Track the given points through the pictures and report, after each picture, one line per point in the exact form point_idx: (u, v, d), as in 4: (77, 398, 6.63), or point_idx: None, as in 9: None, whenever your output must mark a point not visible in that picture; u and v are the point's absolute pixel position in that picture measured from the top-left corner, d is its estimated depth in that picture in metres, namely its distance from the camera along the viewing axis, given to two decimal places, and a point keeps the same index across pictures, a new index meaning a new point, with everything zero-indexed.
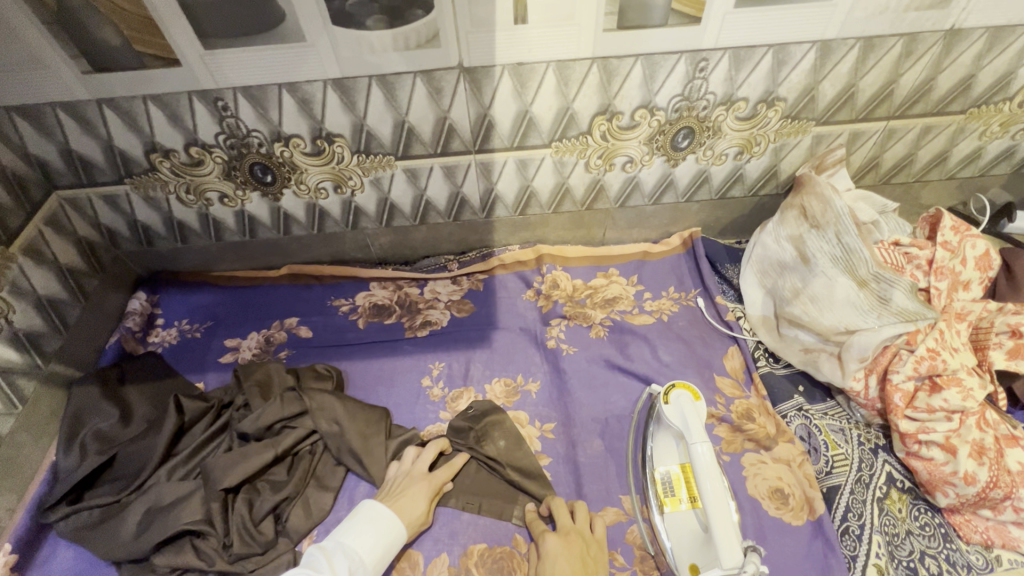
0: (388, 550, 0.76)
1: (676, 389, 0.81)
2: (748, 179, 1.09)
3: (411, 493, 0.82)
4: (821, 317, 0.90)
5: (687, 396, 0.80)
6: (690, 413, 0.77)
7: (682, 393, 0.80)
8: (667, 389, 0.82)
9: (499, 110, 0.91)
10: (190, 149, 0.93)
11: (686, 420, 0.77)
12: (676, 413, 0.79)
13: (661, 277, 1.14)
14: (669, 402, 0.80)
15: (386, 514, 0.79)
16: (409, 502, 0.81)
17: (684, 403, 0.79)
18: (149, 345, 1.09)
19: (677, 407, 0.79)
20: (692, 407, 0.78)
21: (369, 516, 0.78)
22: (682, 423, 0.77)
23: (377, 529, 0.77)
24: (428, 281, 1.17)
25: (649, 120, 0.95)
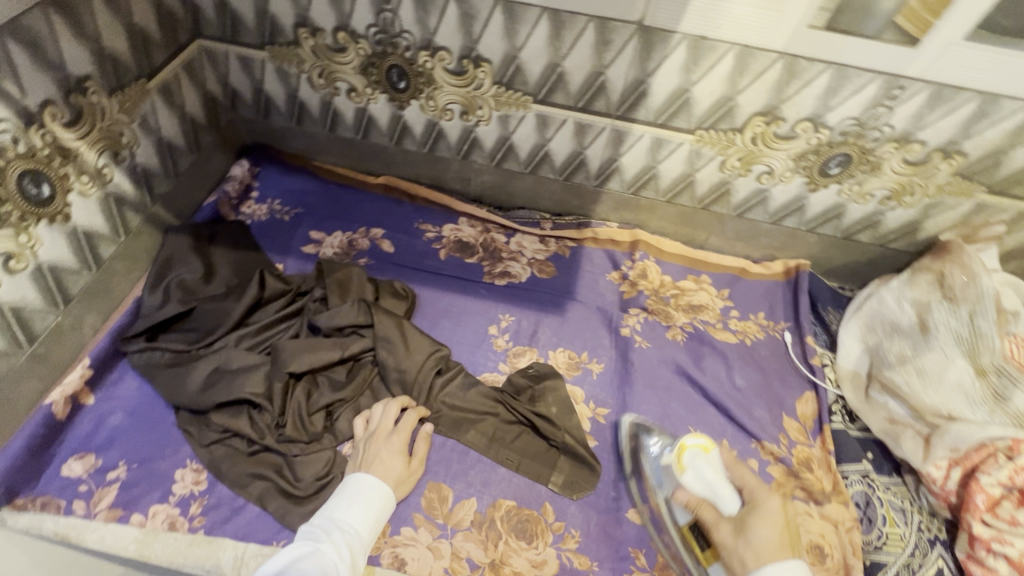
0: (380, 518, 0.75)
1: (685, 450, 0.78)
2: (882, 227, 1.01)
3: (388, 451, 0.81)
4: (923, 393, 0.84)
5: (698, 451, 0.77)
6: (708, 473, 0.75)
7: (694, 450, 0.77)
8: (679, 454, 0.78)
9: (658, 81, 0.85)
10: (338, 34, 0.91)
11: (709, 481, 0.74)
12: (698, 478, 0.75)
13: (753, 299, 1.08)
14: (686, 465, 0.77)
15: (372, 481, 0.77)
16: (388, 461, 0.80)
17: (698, 462, 0.76)
18: (240, 214, 1.10)
19: (694, 470, 0.76)
20: (709, 463, 0.75)
21: (358, 488, 0.76)
22: (707, 487, 0.74)
23: (369, 501, 0.75)
24: (516, 232, 1.14)
25: (809, 135, 0.88)
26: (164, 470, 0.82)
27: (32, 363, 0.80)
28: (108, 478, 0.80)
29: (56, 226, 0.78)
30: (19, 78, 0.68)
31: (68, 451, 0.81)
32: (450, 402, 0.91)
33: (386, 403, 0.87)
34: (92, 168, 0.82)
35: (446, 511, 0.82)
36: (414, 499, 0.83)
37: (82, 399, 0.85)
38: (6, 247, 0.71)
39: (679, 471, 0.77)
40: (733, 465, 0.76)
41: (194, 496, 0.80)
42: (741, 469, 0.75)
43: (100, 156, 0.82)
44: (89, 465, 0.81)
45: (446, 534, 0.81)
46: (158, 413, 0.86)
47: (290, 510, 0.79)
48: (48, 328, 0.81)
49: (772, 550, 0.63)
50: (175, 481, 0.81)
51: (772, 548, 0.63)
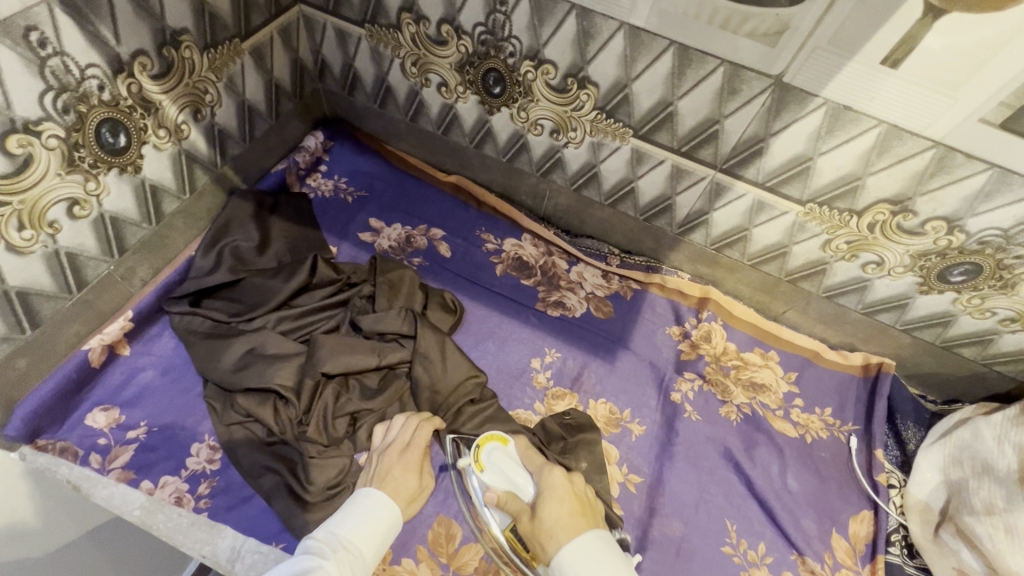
0: (386, 540, 0.68)
1: (483, 449, 0.72)
2: (993, 348, 0.89)
3: (402, 468, 0.75)
4: (1009, 555, 0.72)
5: (496, 446, 0.72)
6: (505, 464, 0.70)
7: (490, 446, 0.72)
8: (476, 456, 0.71)
9: (780, 143, 0.76)
10: (442, 26, 0.85)
11: (508, 472, 0.69)
12: (497, 474, 0.69)
13: (822, 391, 0.98)
14: (484, 465, 0.70)
15: (382, 498, 0.70)
16: (401, 479, 0.74)
17: (497, 458, 0.71)
18: (305, 187, 1.07)
19: (494, 467, 0.70)
20: (506, 456, 0.71)
21: (367, 504, 0.68)
22: (506, 479, 0.69)
23: (376, 519, 0.67)
24: (579, 261, 1.07)
25: (939, 236, 0.77)
26: (182, 441, 0.80)
27: (78, 308, 0.79)
28: (127, 437, 0.79)
29: (125, 177, 0.76)
30: (116, 25, 0.66)
31: (96, 400, 0.81)
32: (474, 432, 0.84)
33: (409, 417, 0.82)
34: (171, 123, 0.79)
35: (452, 551, 0.78)
36: (421, 531, 0.79)
37: (118, 349, 0.84)
38: (71, 192, 0.69)
39: (480, 474, 0.70)
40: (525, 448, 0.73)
41: (206, 475, 0.79)
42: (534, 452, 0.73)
43: (180, 112, 0.80)
44: (112, 419, 0.80)
45: None
46: (186, 379, 0.85)
47: (296, 514, 0.76)
48: (100, 276, 0.80)
49: (567, 523, 0.60)
50: (189, 454, 0.80)
51: (567, 520, 0.61)
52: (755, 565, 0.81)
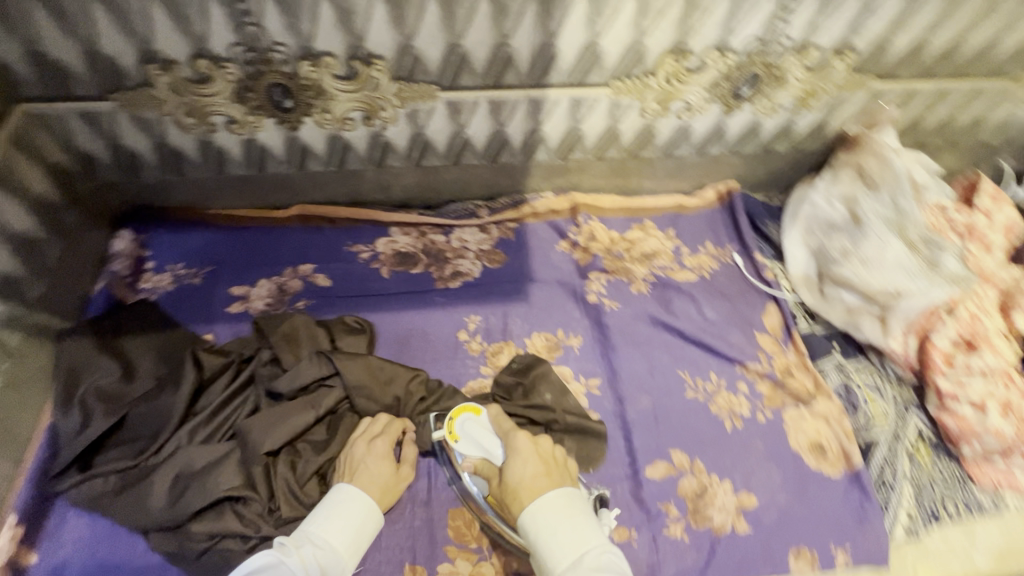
0: (359, 536, 0.70)
1: (455, 420, 0.80)
2: (796, 134, 1.05)
3: (372, 457, 0.77)
4: (870, 278, 0.91)
5: (469, 418, 0.79)
6: (478, 435, 0.78)
7: (463, 418, 0.79)
8: (450, 428, 0.79)
9: (565, 40, 0.81)
10: (196, 62, 0.77)
11: (481, 442, 0.77)
12: (472, 444, 0.77)
13: (698, 231, 1.11)
14: (458, 436, 0.78)
15: (352, 492, 0.72)
16: (373, 468, 0.76)
17: (470, 428, 0.78)
18: (140, 292, 0.95)
19: (466, 437, 0.78)
20: (477, 427, 0.78)
21: (338, 500, 0.71)
22: (479, 449, 0.77)
23: (347, 515, 0.70)
24: (454, 228, 1.08)
25: (718, 63, 0.88)
26: None
27: None
28: None
29: None
30: None
31: None
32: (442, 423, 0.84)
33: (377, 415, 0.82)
34: None
35: (477, 532, 0.79)
36: (440, 534, 0.79)
37: (22, 560, 0.72)
38: None
39: (456, 445, 0.78)
40: (496, 416, 0.79)
41: None
42: (502, 416, 0.79)
43: None
44: None
45: (485, 555, 0.77)
46: (123, 543, 0.74)
47: None
48: None
49: (531, 483, 0.70)
50: None
51: (531, 482, 0.69)
52: (715, 392, 0.93)
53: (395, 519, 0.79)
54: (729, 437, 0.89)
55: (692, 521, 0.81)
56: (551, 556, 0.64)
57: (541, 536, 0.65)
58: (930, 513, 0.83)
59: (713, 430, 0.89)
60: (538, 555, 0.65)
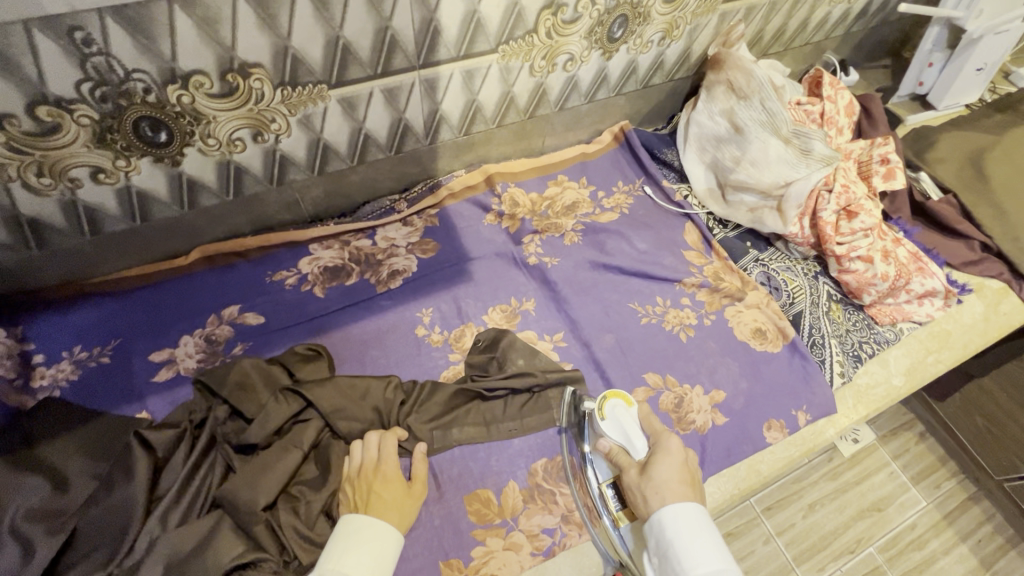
0: (381, 564, 0.66)
1: (608, 400, 0.77)
2: (667, 65, 1.14)
3: (380, 484, 0.73)
4: (762, 176, 1.02)
5: (621, 404, 0.76)
6: (627, 423, 0.74)
7: (615, 401, 0.77)
8: (599, 405, 0.77)
9: (446, 13, 0.80)
10: (38, 111, 0.66)
11: (628, 431, 0.73)
12: (616, 428, 0.75)
13: (607, 173, 1.17)
14: (605, 416, 0.76)
15: (364, 521, 0.68)
16: (384, 494, 0.72)
17: (620, 412, 0.75)
18: (40, 391, 0.82)
19: (614, 420, 0.75)
20: (628, 415, 0.75)
21: (350, 530, 0.67)
22: (624, 436, 0.74)
23: (363, 542, 0.66)
24: (377, 228, 1.05)
25: (590, 11, 0.92)
26: None
27: None
28: None
29: None
30: None
31: None
32: (433, 415, 0.85)
33: (368, 435, 0.79)
34: None
35: (498, 507, 0.81)
36: (465, 521, 0.79)
37: None
38: None
39: (600, 422, 0.76)
40: (649, 413, 0.76)
41: None
42: (651, 417, 0.76)
43: None
44: None
45: (512, 525, 0.80)
46: None
47: None
48: None
49: (674, 488, 0.65)
50: None
51: (676, 486, 0.65)
52: (664, 312, 1.01)
53: (414, 525, 0.78)
54: (687, 347, 0.97)
55: (681, 429, 0.89)
56: (691, 559, 0.58)
57: (681, 537, 0.60)
58: (854, 357, 0.99)
59: (672, 346, 0.97)
60: (675, 558, 0.59)
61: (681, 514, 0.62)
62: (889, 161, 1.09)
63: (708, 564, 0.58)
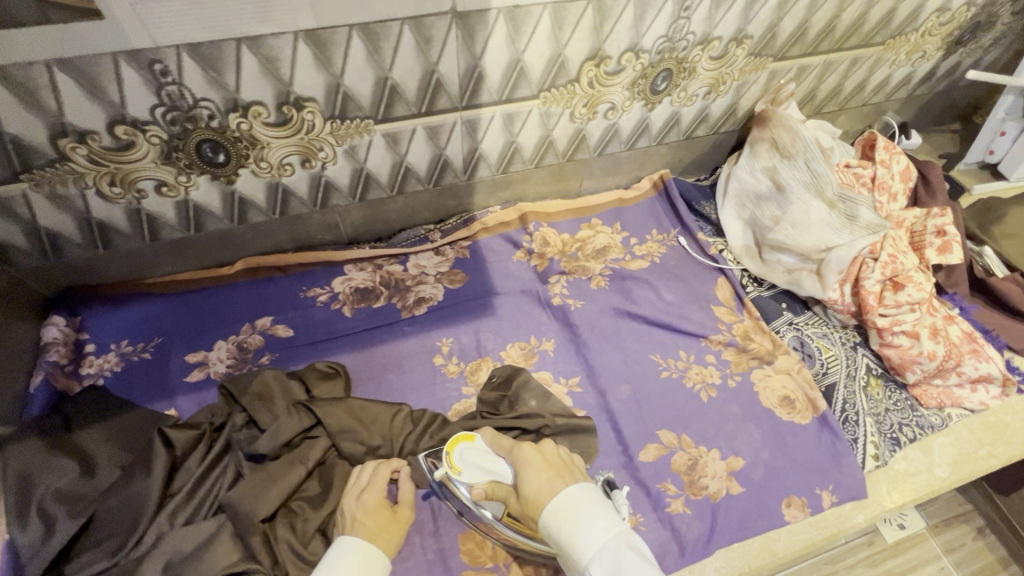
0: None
1: (453, 452, 0.77)
2: (712, 118, 1.13)
3: (366, 509, 0.74)
4: (802, 238, 1.00)
5: (465, 446, 0.77)
6: (477, 460, 0.75)
7: (460, 448, 0.77)
8: (449, 462, 0.76)
9: (490, 60, 0.84)
10: (115, 130, 0.73)
11: (485, 465, 0.74)
12: (474, 471, 0.75)
13: (642, 220, 1.17)
14: (460, 468, 0.75)
15: (351, 542, 0.68)
16: (372, 520, 0.72)
17: (468, 456, 0.76)
18: (86, 379, 0.89)
19: (468, 465, 0.75)
20: (476, 451, 0.76)
21: (342, 551, 0.67)
22: (486, 471, 0.74)
23: (350, 564, 0.65)
24: (410, 255, 1.08)
25: (634, 64, 0.94)
26: None
27: None
28: None
29: None
30: None
31: None
32: (439, 444, 0.85)
33: (365, 463, 0.80)
34: None
35: (491, 550, 0.79)
36: (457, 559, 0.78)
37: None
38: None
39: (459, 478, 0.75)
40: (491, 436, 0.76)
41: None
42: (498, 435, 0.76)
43: None
44: None
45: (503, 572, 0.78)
46: None
47: None
48: None
49: (549, 488, 0.64)
50: None
51: (547, 486, 0.65)
52: (687, 368, 0.98)
53: (405, 557, 0.78)
54: (707, 407, 0.94)
55: (691, 494, 0.85)
56: (581, 545, 0.58)
57: (563, 530, 0.60)
58: (891, 439, 0.92)
59: (692, 404, 0.94)
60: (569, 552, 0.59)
61: (559, 505, 0.62)
62: (946, 233, 1.03)
63: (596, 541, 0.58)
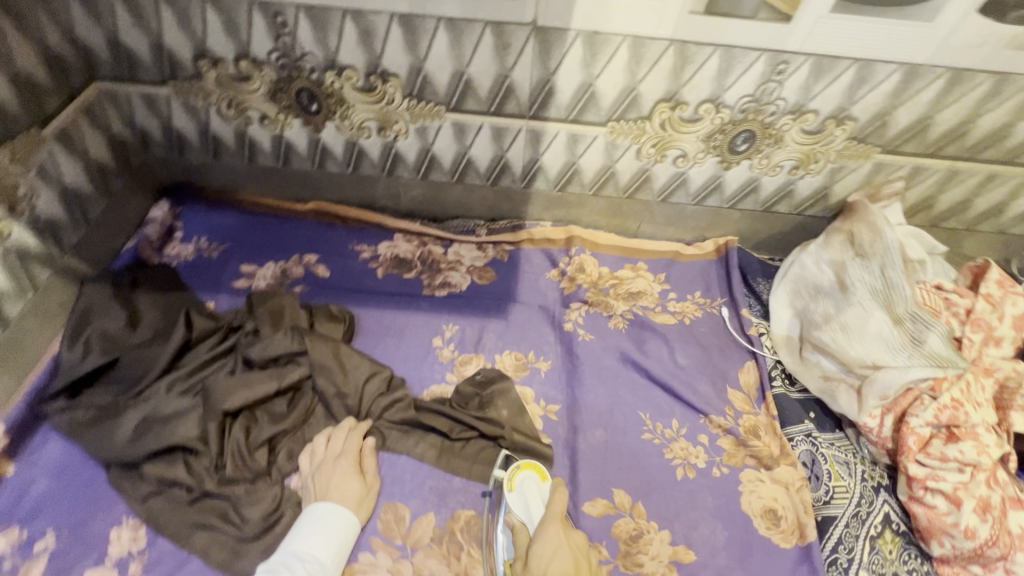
0: (344, 545, 0.74)
1: (520, 472, 0.82)
2: (797, 196, 1.05)
3: (340, 473, 0.80)
4: (849, 347, 0.89)
5: (532, 478, 0.81)
6: (532, 496, 0.79)
7: (526, 474, 0.82)
8: (512, 474, 0.81)
9: (563, 78, 0.87)
10: (239, 62, 0.89)
11: (531, 505, 0.78)
12: (521, 500, 0.79)
13: (689, 279, 1.11)
14: (514, 487, 0.80)
15: (329, 508, 0.76)
16: (343, 486, 0.79)
17: (527, 487, 0.80)
18: (164, 258, 1.06)
19: (521, 492, 0.80)
20: (536, 489, 0.80)
21: (319, 515, 0.75)
22: (526, 510, 0.79)
23: (329, 530, 0.74)
24: (453, 242, 1.14)
25: (712, 116, 0.92)
26: (98, 532, 0.77)
27: None
28: (35, 549, 0.75)
29: None
30: None
31: None
32: (402, 418, 0.89)
33: (333, 432, 0.86)
34: None
35: (405, 530, 0.80)
36: (371, 523, 0.80)
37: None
38: None
39: (507, 492, 0.80)
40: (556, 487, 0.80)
41: (134, 555, 0.76)
42: (562, 492, 0.78)
43: None
44: (12, 539, 0.75)
45: (406, 554, 0.78)
46: (87, 475, 0.82)
47: (244, 548, 0.77)
48: None
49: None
50: (110, 542, 0.77)
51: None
52: (673, 439, 0.91)
53: None
54: (678, 486, 0.86)
55: (622, 566, 0.78)
56: None
57: None
58: None
59: (662, 476, 0.87)
60: None
61: None
62: None
63: None
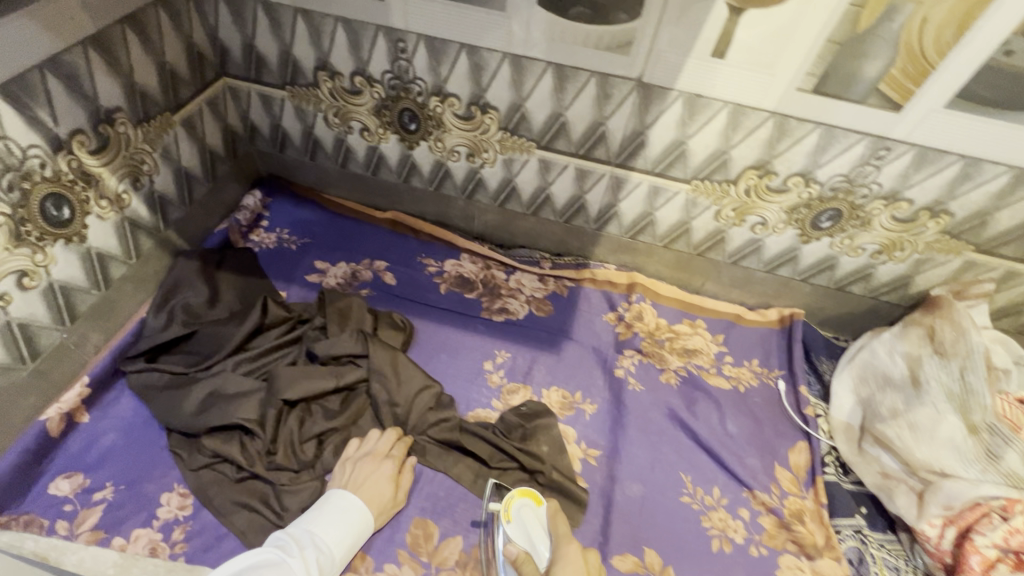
0: (356, 541, 0.75)
1: (517, 499, 0.77)
2: (874, 280, 1.02)
3: (381, 475, 0.82)
4: (917, 447, 0.85)
5: (528, 504, 0.77)
6: (530, 524, 0.74)
7: (522, 501, 0.77)
8: (506, 505, 0.77)
9: (656, 133, 0.89)
10: (354, 78, 0.96)
11: (531, 534, 0.73)
12: (520, 530, 0.74)
13: (748, 346, 1.09)
14: (511, 517, 0.75)
15: (355, 503, 0.78)
16: (378, 485, 0.81)
17: (525, 515, 0.76)
18: (248, 242, 1.13)
19: (519, 521, 0.75)
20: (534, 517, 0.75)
21: (337, 505, 0.77)
22: (527, 540, 0.73)
23: (345, 519, 0.76)
24: (516, 270, 1.17)
25: (801, 189, 0.91)
26: (151, 492, 0.82)
27: (33, 378, 0.82)
28: (94, 498, 0.80)
29: (71, 248, 0.82)
30: (54, 108, 0.72)
31: (58, 469, 0.82)
32: (446, 437, 0.90)
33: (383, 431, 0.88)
34: (112, 193, 0.86)
35: (432, 548, 0.81)
36: (401, 536, 0.82)
37: (76, 417, 0.86)
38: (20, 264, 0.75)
39: (505, 524, 0.75)
40: (554, 509, 0.74)
41: (179, 521, 0.80)
42: (558, 513, 0.73)
43: (120, 182, 0.87)
44: (77, 484, 0.81)
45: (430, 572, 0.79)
46: (150, 435, 0.87)
47: None
48: (53, 344, 0.85)
49: None
50: (160, 504, 0.81)
51: None
52: (712, 508, 0.88)
53: None
54: (712, 558, 0.83)
55: None
56: None
57: None
58: None
59: (697, 545, 0.84)
60: None
61: None
62: None
63: None
